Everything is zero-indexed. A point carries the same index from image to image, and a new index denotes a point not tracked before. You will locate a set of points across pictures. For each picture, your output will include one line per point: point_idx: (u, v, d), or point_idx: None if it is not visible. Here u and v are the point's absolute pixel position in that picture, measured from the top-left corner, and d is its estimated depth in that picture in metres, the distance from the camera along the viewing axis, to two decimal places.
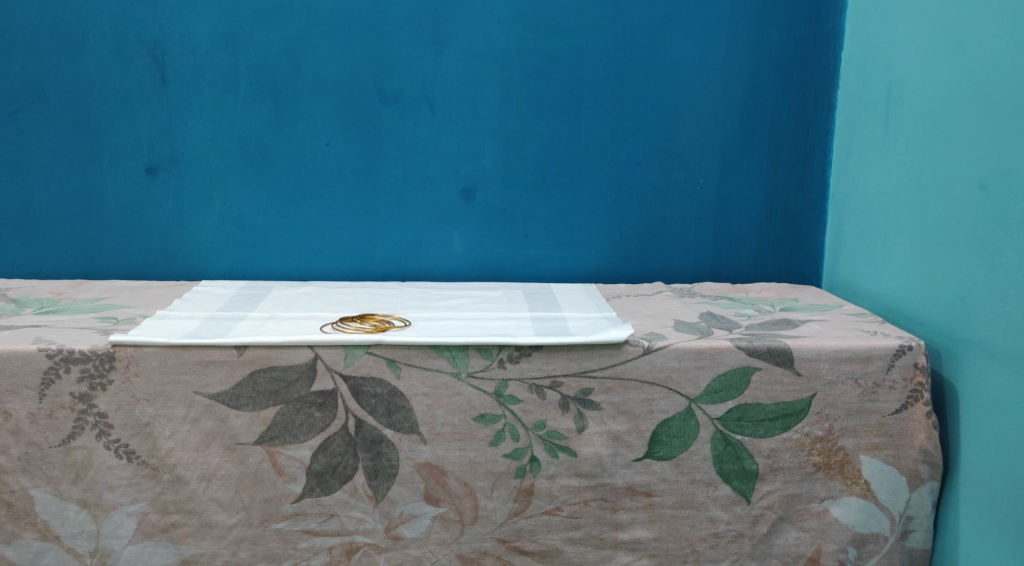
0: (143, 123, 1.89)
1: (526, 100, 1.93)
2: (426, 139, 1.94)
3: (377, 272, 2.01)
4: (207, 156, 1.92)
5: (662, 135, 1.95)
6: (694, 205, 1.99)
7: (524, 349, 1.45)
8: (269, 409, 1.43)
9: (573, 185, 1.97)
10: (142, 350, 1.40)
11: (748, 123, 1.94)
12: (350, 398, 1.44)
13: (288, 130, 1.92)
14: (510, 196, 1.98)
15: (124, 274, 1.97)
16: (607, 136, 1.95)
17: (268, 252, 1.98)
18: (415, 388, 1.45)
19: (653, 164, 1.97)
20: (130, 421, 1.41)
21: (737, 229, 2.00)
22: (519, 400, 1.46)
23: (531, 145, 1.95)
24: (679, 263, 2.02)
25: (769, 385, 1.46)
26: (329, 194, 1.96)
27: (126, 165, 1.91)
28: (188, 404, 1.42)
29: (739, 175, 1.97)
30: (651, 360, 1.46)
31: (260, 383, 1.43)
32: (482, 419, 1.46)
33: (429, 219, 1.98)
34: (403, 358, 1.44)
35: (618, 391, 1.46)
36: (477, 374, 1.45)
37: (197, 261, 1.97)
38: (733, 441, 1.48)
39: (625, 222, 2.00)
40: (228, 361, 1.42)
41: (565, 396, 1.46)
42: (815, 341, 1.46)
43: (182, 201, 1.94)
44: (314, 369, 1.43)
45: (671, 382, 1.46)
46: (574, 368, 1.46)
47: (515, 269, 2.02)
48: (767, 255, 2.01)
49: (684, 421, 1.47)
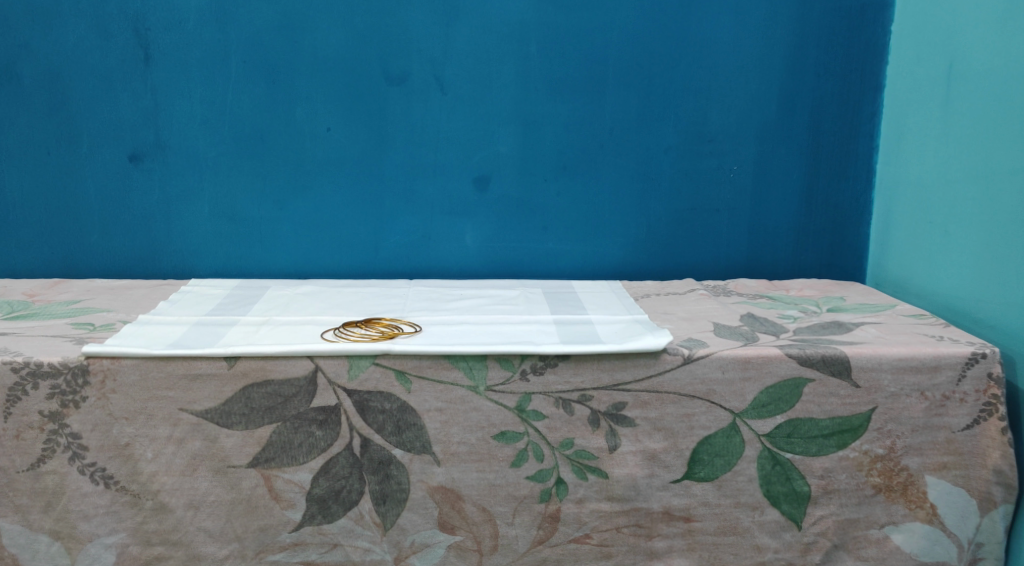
0: (125, 106, 1.72)
1: (544, 80, 1.77)
2: (436, 123, 1.77)
3: (383, 269, 1.85)
4: (196, 143, 1.75)
5: (693, 118, 1.79)
6: (728, 195, 1.82)
7: (550, 359, 1.30)
8: (264, 428, 1.28)
9: (597, 173, 1.81)
10: (120, 362, 1.24)
11: (787, 105, 1.78)
12: (354, 415, 1.29)
13: (285, 114, 1.75)
14: (528, 185, 1.81)
15: (106, 273, 1.81)
16: (633, 120, 1.79)
17: (263, 247, 1.82)
18: (428, 403, 1.29)
19: (684, 151, 1.80)
20: (107, 442, 1.25)
21: (774, 221, 1.84)
22: (544, 415, 1.30)
23: (551, 129, 1.79)
24: (710, 258, 1.86)
25: (824, 398, 1.30)
26: (330, 184, 1.79)
27: (108, 153, 1.75)
28: (172, 423, 1.26)
29: (777, 163, 1.81)
30: (691, 371, 1.30)
31: (254, 399, 1.27)
32: (502, 437, 1.30)
33: (438, 211, 1.82)
34: (414, 370, 1.28)
35: (654, 405, 1.31)
36: (497, 388, 1.29)
37: (187, 257, 1.81)
38: (783, 460, 1.31)
39: (653, 213, 1.83)
40: (218, 374, 1.26)
41: (596, 411, 1.31)
42: (875, 348, 1.30)
43: (170, 193, 1.77)
44: (314, 383, 1.28)
45: (713, 395, 1.30)
46: (606, 380, 1.30)
47: (532, 265, 1.86)
48: (806, 249, 1.85)
49: (727, 439, 1.31)
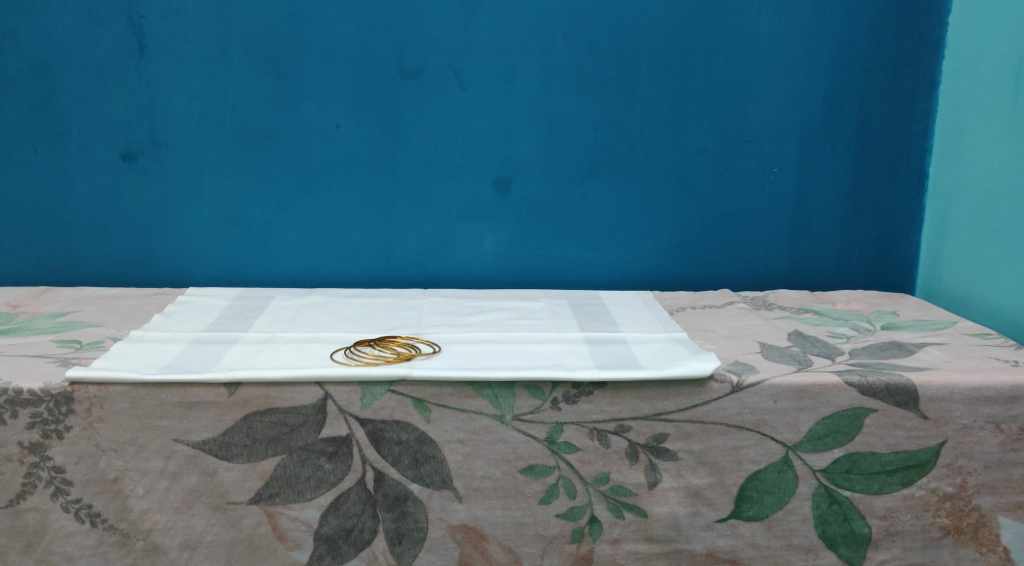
0: (117, 100, 1.59)
1: (571, 74, 1.64)
2: (455, 120, 1.64)
3: (396, 277, 1.72)
4: (194, 140, 1.62)
5: (732, 116, 1.67)
6: (768, 199, 1.71)
7: (584, 387, 1.17)
8: (268, 460, 1.15)
9: (626, 175, 1.69)
10: (108, 389, 1.12)
11: (834, 103, 1.67)
12: (368, 446, 1.16)
13: (291, 110, 1.62)
14: (552, 188, 1.69)
15: (98, 280, 1.69)
16: (666, 118, 1.67)
17: (267, 253, 1.69)
18: (448, 434, 1.17)
19: (721, 151, 1.69)
20: (93, 477, 1.13)
21: (817, 227, 1.73)
22: (576, 448, 1.18)
23: (577, 128, 1.66)
24: (747, 266, 1.75)
25: (888, 430, 1.17)
26: (339, 185, 1.66)
27: (99, 151, 1.62)
28: (166, 455, 1.14)
29: (820, 165, 1.70)
30: (740, 400, 1.17)
31: (257, 429, 1.15)
32: (530, 471, 1.18)
33: (455, 215, 1.69)
34: (434, 398, 1.16)
35: (699, 437, 1.18)
36: (525, 417, 1.17)
37: (184, 264, 1.68)
38: (840, 499, 1.18)
39: (686, 218, 1.72)
40: (217, 402, 1.14)
41: (634, 443, 1.18)
42: (945, 375, 1.17)
43: (165, 194, 1.64)
44: (324, 412, 1.15)
45: (764, 426, 1.17)
46: (646, 409, 1.18)
47: (556, 273, 1.74)
48: (851, 258, 1.74)
49: (779, 474, 1.18)
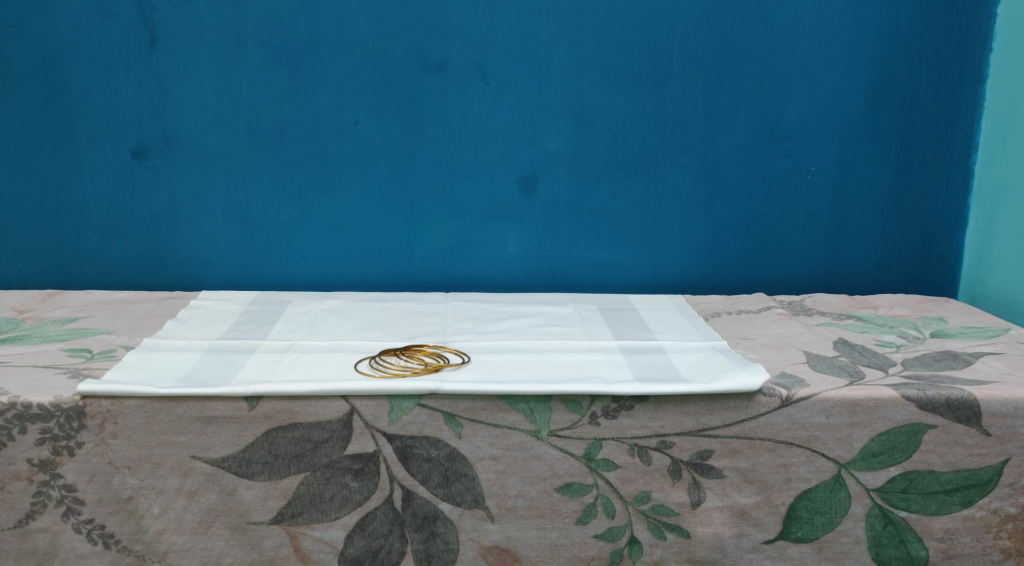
0: (127, 96, 1.53)
1: (600, 68, 1.57)
2: (479, 116, 1.57)
3: (416, 280, 1.65)
4: (207, 137, 1.55)
5: (768, 112, 1.60)
6: (804, 198, 1.64)
7: (624, 401, 1.10)
8: (291, 478, 1.09)
9: (657, 174, 1.62)
10: (121, 403, 1.06)
11: (875, 97, 1.60)
12: (395, 463, 1.10)
13: (308, 105, 1.55)
14: (579, 187, 1.62)
15: (107, 283, 1.62)
16: (699, 114, 1.60)
17: (282, 255, 1.62)
18: (481, 450, 1.11)
19: (756, 148, 1.62)
20: (106, 495, 1.07)
21: (856, 227, 1.66)
22: (615, 465, 1.11)
23: (606, 124, 1.59)
24: (781, 268, 1.68)
25: (948, 447, 1.10)
26: (358, 184, 1.59)
27: (108, 148, 1.55)
28: (183, 473, 1.08)
29: (860, 163, 1.63)
30: (790, 414, 1.10)
31: (278, 445, 1.09)
32: (567, 490, 1.12)
33: (479, 216, 1.62)
34: (466, 413, 1.09)
35: (746, 454, 1.11)
36: (562, 433, 1.10)
37: (196, 266, 1.62)
38: (896, 520, 1.11)
39: (719, 218, 1.65)
40: (236, 417, 1.07)
41: (677, 460, 1.12)
42: (1009, 389, 1.10)
43: (177, 193, 1.58)
44: (349, 427, 1.09)
45: (815, 443, 1.10)
46: (690, 425, 1.11)
47: (582, 276, 1.67)
48: (891, 259, 1.68)
49: (830, 494, 1.11)
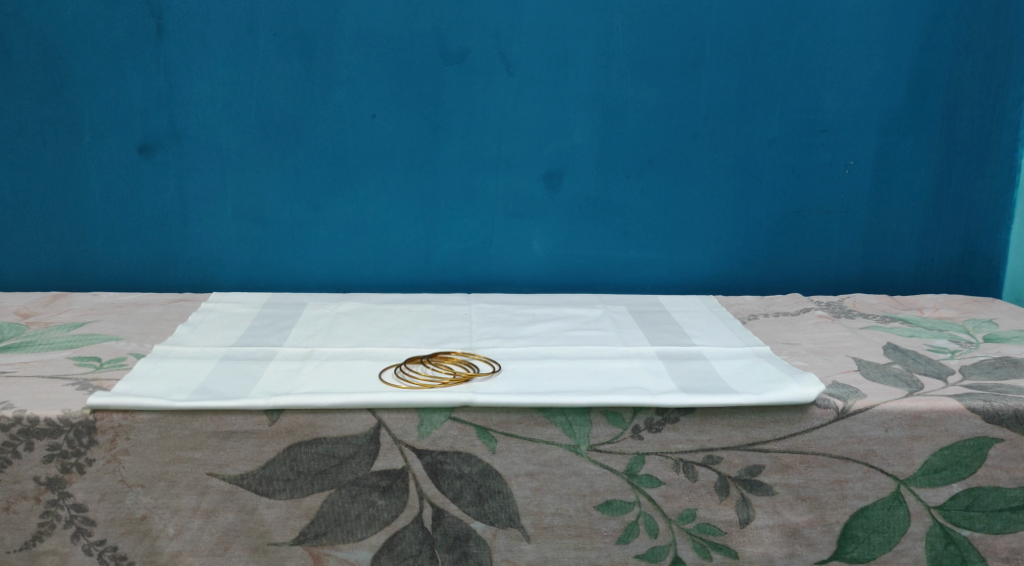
0: (134, 88, 1.45)
1: (630, 58, 1.49)
2: (501, 109, 1.50)
3: (436, 280, 1.58)
4: (217, 131, 1.48)
5: (805, 104, 1.53)
6: (842, 194, 1.57)
7: (669, 413, 1.04)
8: (314, 496, 1.02)
9: (687, 169, 1.55)
10: (134, 417, 0.99)
11: (917, 88, 1.52)
12: (425, 480, 1.03)
13: (322, 98, 1.47)
14: (607, 183, 1.55)
15: (113, 284, 1.55)
16: (732, 106, 1.52)
17: (296, 254, 1.55)
18: (516, 466, 1.04)
19: (793, 142, 1.54)
20: (118, 515, 1.00)
21: (895, 224, 1.59)
22: (659, 481, 1.05)
23: (635, 117, 1.52)
24: (817, 268, 1.61)
25: (1014, 462, 1.04)
26: (375, 181, 1.52)
27: (114, 143, 1.48)
28: (199, 491, 1.01)
29: (902, 157, 1.55)
30: (846, 427, 1.03)
31: (301, 461, 1.02)
32: (608, 508, 1.05)
33: (501, 213, 1.55)
34: (501, 426, 1.03)
35: (799, 470, 1.04)
36: (602, 448, 1.04)
37: (207, 266, 1.55)
38: (958, 539, 1.05)
39: (752, 215, 1.58)
40: (256, 432, 1.01)
41: (724, 476, 1.05)
42: None
43: (186, 190, 1.51)
44: (376, 442, 1.02)
45: (873, 458, 1.04)
46: (739, 439, 1.04)
47: (609, 276, 1.60)
48: (932, 257, 1.61)
49: (888, 512, 1.05)
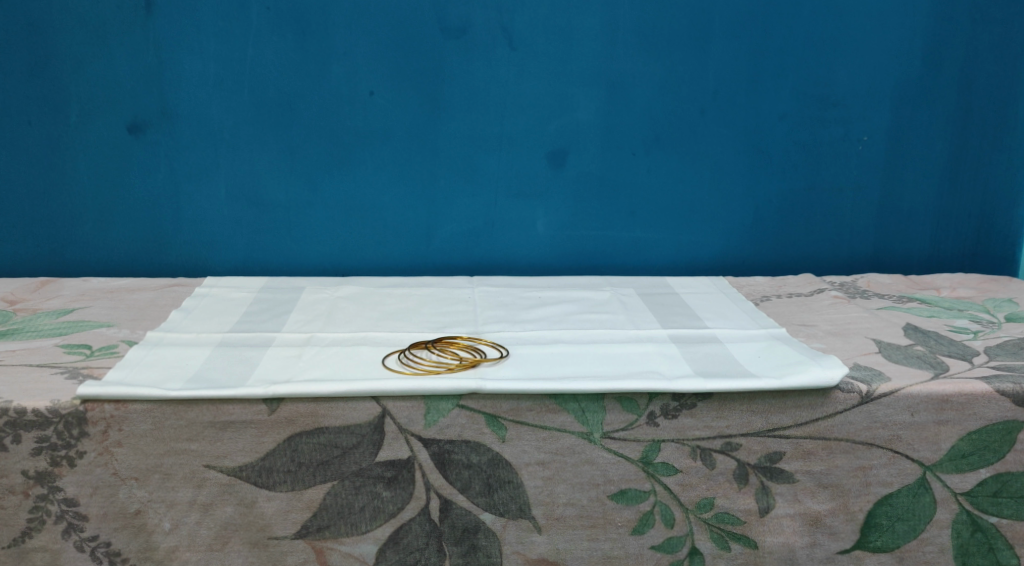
0: (122, 64, 1.39)
1: (636, 30, 1.43)
2: (503, 84, 1.44)
3: (437, 263, 1.53)
4: (209, 109, 1.42)
5: (817, 78, 1.47)
6: (855, 171, 1.52)
7: (686, 399, 0.99)
8: (316, 488, 0.98)
9: (696, 146, 1.50)
10: (127, 407, 0.94)
11: (934, 61, 1.47)
12: (432, 471, 0.99)
13: (317, 74, 1.42)
14: (613, 161, 1.50)
15: (103, 269, 1.50)
16: (742, 80, 1.47)
17: (291, 237, 1.50)
18: (527, 455, 1.00)
19: (805, 117, 1.49)
20: (112, 510, 0.96)
21: (910, 202, 1.54)
22: (675, 469, 1.01)
23: (642, 92, 1.46)
24: (829, 247, 1.56)
25: None
26: (373, 160, 1.47)
27: (102, 122, 1.42)
28: (196, 484, 0.96)
29: (917, 132, 1.51)
30: (870, 412, 0.99)
31: (302, 452, 0.97)
32: (622, 497, 1.01)
33: (504, 193, 1.50)
34: (512, 414, 0.98)
35: (820, 456, 1.00)
36: (616, 435, 0.99)
37: (200, 250, 1.50)
38: (985, 526, 1.02)
39: (763, 194, 1.53)
40: (255, 422, 0.96)
41: (743, 464, 1.01)
42: None
43: (178, 171, 1.45)
44: (381, 431, 0.98)
45: (897, 443, 1.00)
46: (758, 425, 1.00)
47: (615, 257, 1.55)
48: (947, 235, 1.57)
49: (913, 499, 1.01)
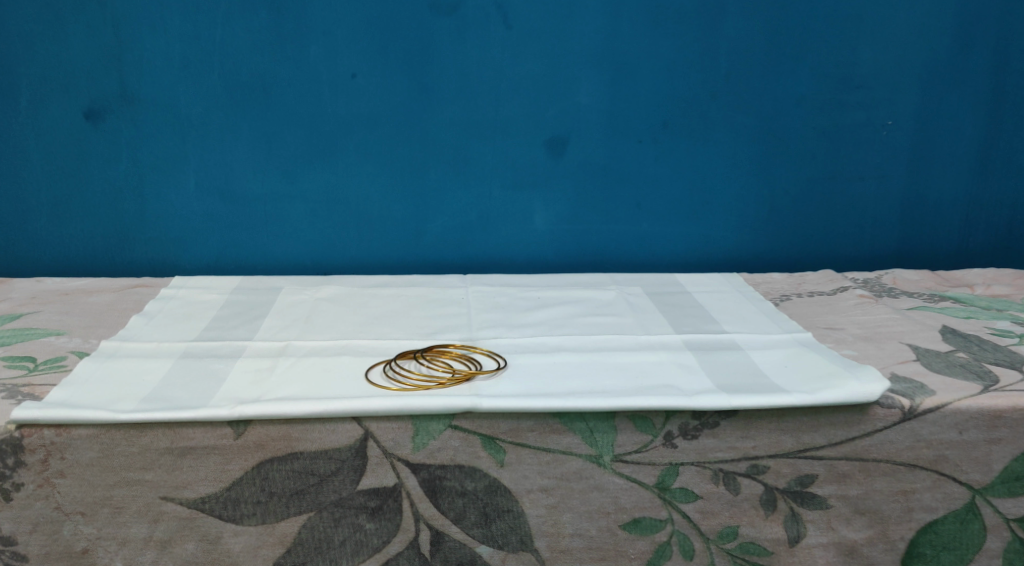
0: (76, 44, 1.26)
1: (643, 5, 1.31)
2: (498, 65, 1.32)
3: (427, 260, 1.41)
4: (174, 93, 1.29)
5: (839, 58, 1.35)
6: (878, 159, 1.41)
7: (707, 417, 0.89)
8: (290, 521, 0.86)
9: (707, 132, 1.38)
10: (70, 433, 0.82)
11: (964, 39, 1.36)
12: (421, 500, 0.87)
13: (293, 54, 1.29)
14: (617, 148, 1.38)
15: (62, 268, 1.38)
16: (757, 60, 1.35)
17: (268, 232, 1.38)
18: (528, 481, 0.88)
19: (825, 100, 1.37)
20: (56, 549, 0.84)
21: (936, 192, 1.43)
22: (695, 495, 0.89)
23: (649, 73, 1.34)
24: (850, 240, 1.45)
25: None
26: (356, 148, 1.34)
27: (55, 107, 1.29)
28: (152, 518, 0.85)
29: (945, 116, 1.39)
30: (914, 430, 0.88)
31: (273, 481, 0.86)
32: (635, 527, 0.90)
33: (499, 184, 1.38)
34: (511, 435, 0.87)
35: (858, 479, 0.90)
36: (629, 458, 0.88)
37: (167, 247, 1.37)
38: None
39: (779, 183, 1.41)
40: (219, 447, 0.84)
41: (771, 488, 0.90)
42: None
43: (141, 161, 1.32)
44: (363, 456, 0.86)
45: (944, 464, 0.89)
46: (788, 445, 0.89)
47: (620, 252, 1.44)
48: (975, 227, 1.46)
49: (961, 526, 0.91)
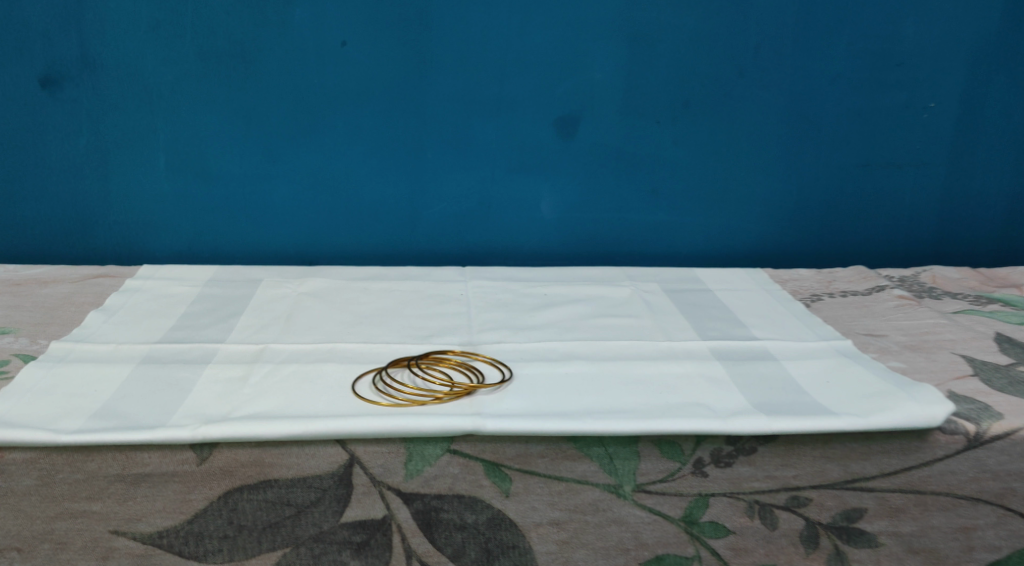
0: (31, 3, 1.12)
1: None
2: (504, 34, 1.19)
3: (422, 249, 1.29)
4: (142, 60, 1.16)
5: (880, 32, 1.23)
6: (918, 145, 1.29)
7: (743, 442, 0.77)
8: (262, 559, 0.74)
9: (733, 113, 1.25)
10: (3, 456, 0.71)
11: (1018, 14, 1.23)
12: (414, 534, 0.75)
13: (276, 17, 1.15)
14: (633, 129, 1.25)
15: (20, 253, 1.25)
16: (791, 33, 1.22)
17: (247, 217, 1.25)
18: (537, 514, 0.77)
19: (862, 80, 1.25)
20: None
21: (979, 182, 1.32)
22: (727, 530, 0.78)
23: (671, 46, 1.21)
24: (883, 233, 1.34)
25: None
26: (346, 126, 1.21)
27: (8, 74, 1.16)
28: (102, 552, 0.74)
29: (992, 99, 1.27)
30: (979, 459, 0.78)
31: (242, 512, 0.74)
32: None
33: (502, 167, 1.25)
34: (520, 461, 0.76)
35: (913, 514, 0.78)
36: (652, 488, 0.77)
37: (135, 232, 1.24)
38: None
39: (809, 170, 1.29)
40: (179, 474, 0.72)
41: (814, 523, 0.78)
42: None
43: (105, 136, 1.19)
44: (348, 485, 0.75)
45: (1011, 498, 0.79)
46: (834, 474, 0.78)
47: (633, 244, 1.32)
48: (1019, 220, 1.35)
49: None
